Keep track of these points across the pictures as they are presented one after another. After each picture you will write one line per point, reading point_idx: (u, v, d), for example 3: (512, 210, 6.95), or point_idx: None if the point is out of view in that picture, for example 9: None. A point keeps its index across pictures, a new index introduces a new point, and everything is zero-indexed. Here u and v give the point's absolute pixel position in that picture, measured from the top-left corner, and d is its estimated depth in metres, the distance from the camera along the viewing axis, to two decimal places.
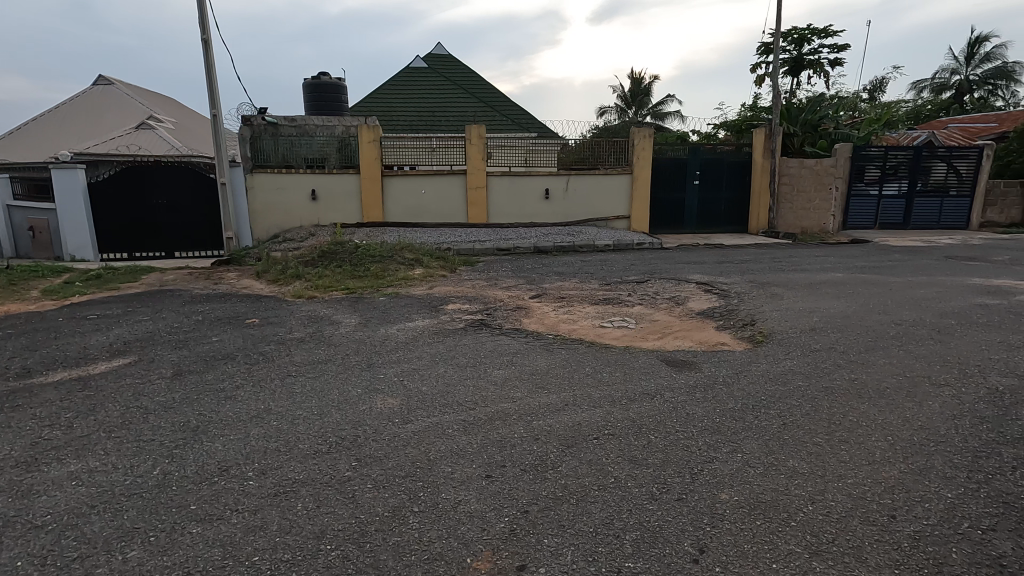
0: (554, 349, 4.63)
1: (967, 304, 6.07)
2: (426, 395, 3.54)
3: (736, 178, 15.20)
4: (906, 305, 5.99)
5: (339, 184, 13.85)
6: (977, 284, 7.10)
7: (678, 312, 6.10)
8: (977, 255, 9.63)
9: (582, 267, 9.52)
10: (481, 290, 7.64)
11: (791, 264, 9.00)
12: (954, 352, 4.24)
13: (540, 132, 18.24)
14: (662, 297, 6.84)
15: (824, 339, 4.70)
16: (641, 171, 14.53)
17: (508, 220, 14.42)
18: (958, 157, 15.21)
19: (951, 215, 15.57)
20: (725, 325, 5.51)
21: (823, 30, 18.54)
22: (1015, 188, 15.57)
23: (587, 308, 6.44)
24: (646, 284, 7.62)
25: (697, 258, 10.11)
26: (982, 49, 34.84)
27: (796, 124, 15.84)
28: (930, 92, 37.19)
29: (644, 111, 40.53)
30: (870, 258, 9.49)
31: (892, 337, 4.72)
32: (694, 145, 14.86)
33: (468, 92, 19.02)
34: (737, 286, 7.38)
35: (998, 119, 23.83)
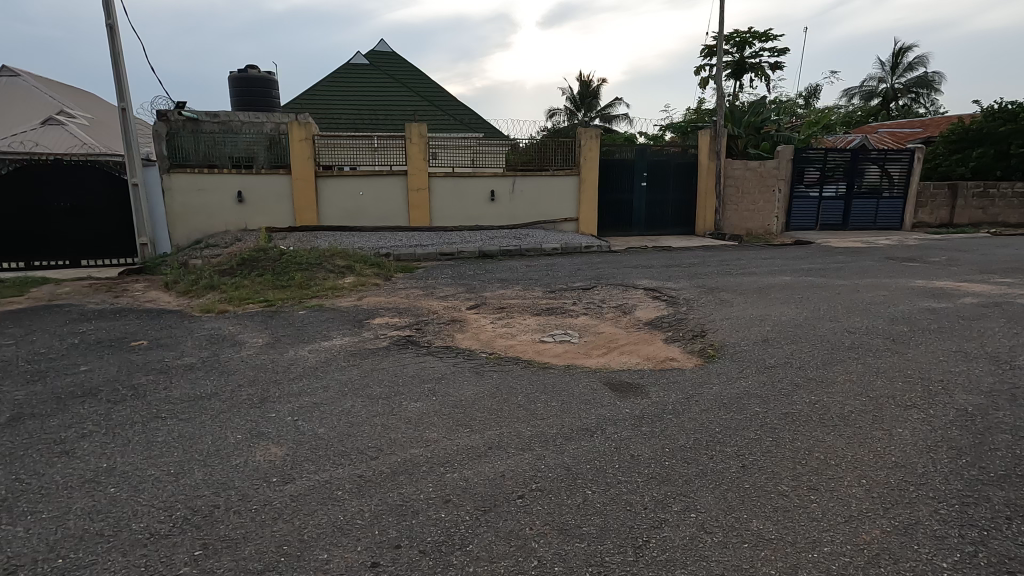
0: (485, 372, 4.06)
1: (916, 308, 5.91)
2: (320, 440, 2.90)
3: (683, 179, 15.10)
4: (856, 310, 5.78)
5: (268, 185, 12.86)
6: (921, 287, 7.03)
7: (624, 323, 5.67)
8: (915, 256, 9.73)
9: (527, 272, 9.02)
10: (414, 301, 7.00)
11: (738, 267, 8.79)
12: (913, 364, 3.95)
13: (486, 132, 17.69)
14: (608, 305, 6.41)
15: (779, 352, 4.35)
16: (588, 172, 14.22)
17: (453, 223, 13.78)
18: (892, 160, 15.68)
19: (886, 216, 16.03)
20: (673, 337, 5.10)
21: (764, 34, 18.81)
22: (943, 190, 16.18)
23: (527, 320, 5.93)
24: (592, 292, 7.19)
25: (645, 261, 9.79)
26: (905, 58, 36.77)
27: (739, 126, 15.94)
28: (859, 99, 38.98)
29: (592, 114, 40.73)
30: (815, 260, 9.41)
31: (848, 348, 4.41)
32: (641, 145, 14.67)
33: (411, 90, 18.26)
34: (686, 292, 7.04)
35: (923, 124, 25.03)
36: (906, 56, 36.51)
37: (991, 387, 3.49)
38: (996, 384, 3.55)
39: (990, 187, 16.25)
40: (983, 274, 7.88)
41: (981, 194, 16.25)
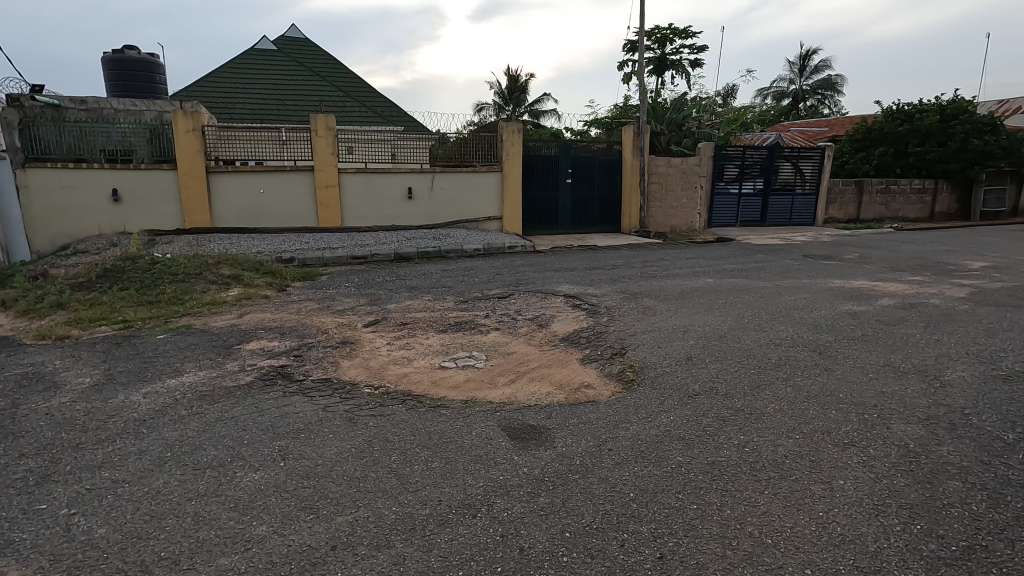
0: (360, 417, 3.29)
1: (836, 312, 5.71)
2: (89, 552, 2.06)
3: (608, 176, 14.84)
4: (780, 317, 5.49)
5: (150, 182, 11.35)
6: (839, 288, 6.92)
7: (539, 339, 5.08)
8: (830, 253, 9.83)
9: (441, 279, 8.28)
10: (305, 317, 6.09)
11: (661, 269, 8.46)
12: (845, 385, 3.58)
13: (406, 126, 16.72)
14: (523, 318, 5.80)
15: (702, 375, 3.88)
16: (511, 168, 13.62)
17: (367, 223, 12.77)
18: (804, 158, 16.15)
19: (800, 212, 16.51)
20: (591, 356, 4.54)
21: (684, 32, 18.95)
22: (851, 187, 16.89)
23: (431, 338, 5.20)
24: (508, 302, 6.57)
25: (568, 263, 9.31)
26: (812, 61, 38.89)
27: (662, 123, 15.87)
28: (772, 99, 40.86)
29: (521, 109, 40.44)
30: (736, 259, 9.30)
31: (775, 366, 4.03)
32: (565, 141, 14.26)
33: (323, 79, 16.98)
34: (608, 299, 6.56)
35: (829, 124, 26.35)
36: (813, 60, 38.64)
37: (927, 413, 3.14)
38: (932, 408, 3.22)
39: (891, 183, 17.13)
40: (893, 272, 7.95)
41: (883, 191, 17.10)
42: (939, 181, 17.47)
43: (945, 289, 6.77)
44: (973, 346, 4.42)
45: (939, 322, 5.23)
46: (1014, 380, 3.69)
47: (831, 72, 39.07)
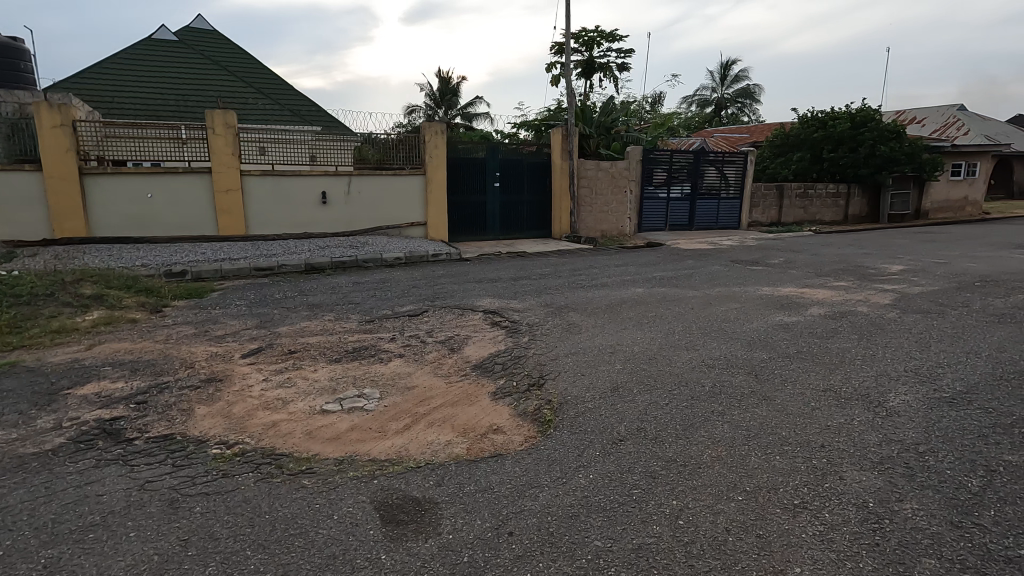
0: (186, 498, 2.47)
1: (768, 324, 5.40)
2: None
3: (537, 180, 14.39)
4: (711, 333, 5.09)
5: (10, 185, 9.79)
6: (769, 296, 6.68)
7: (448, 368, 4.39)
8: (756, 258, 9.76)
9: (350, 294, 7.41)
10: (172, 347, 5.08)
11: (590, 278, 7.98)
12: (785, 419, 3.15)
13: (324, 126, 15.58)
14: (434, 341, 5.10)
15: (630, 411, 3.33)
16: (435, 171, 12.84)
17: (276, 230, 11.62)
18: (728, 162, 16.38)
19: (726, 216, 16.74)
20: (504, 390, 3.90)
21: (612, 35, 18.88)
22: (772, 191, 17.33)
23: (320, 369, 4.39)
24: (419, 321, 5.84)
25: (493, 273, 8.69)
26: (732, 70, 40.56)
27: (591, 126, 15.61)
28: (696, 106, 42.24)
29: (453, 112, 39.73)
30: (666, 265, 9.01)
31: (709, 396, 3.54)
32: (492, 143, 13.69)
33: (231, 74, 15.54)
34: (531, 315, 5.99)
35: (750, 130, 27.31)
36: (733, 69, 40.30)
37: (881, 455, 2.72)
38: (884, 447, 2.81)
39: (809, 188, 17.72)
40: (819, 277, 7.85)
41: (802, 195, 17.66)
42: (851, 186, 18.25)
43: (870, 295, 6.65)
44: (910, 362, 4.15)
45: (871, 333, 4.98)
46: (959, 401, 3.38)
47: (750, 82, 40.89)
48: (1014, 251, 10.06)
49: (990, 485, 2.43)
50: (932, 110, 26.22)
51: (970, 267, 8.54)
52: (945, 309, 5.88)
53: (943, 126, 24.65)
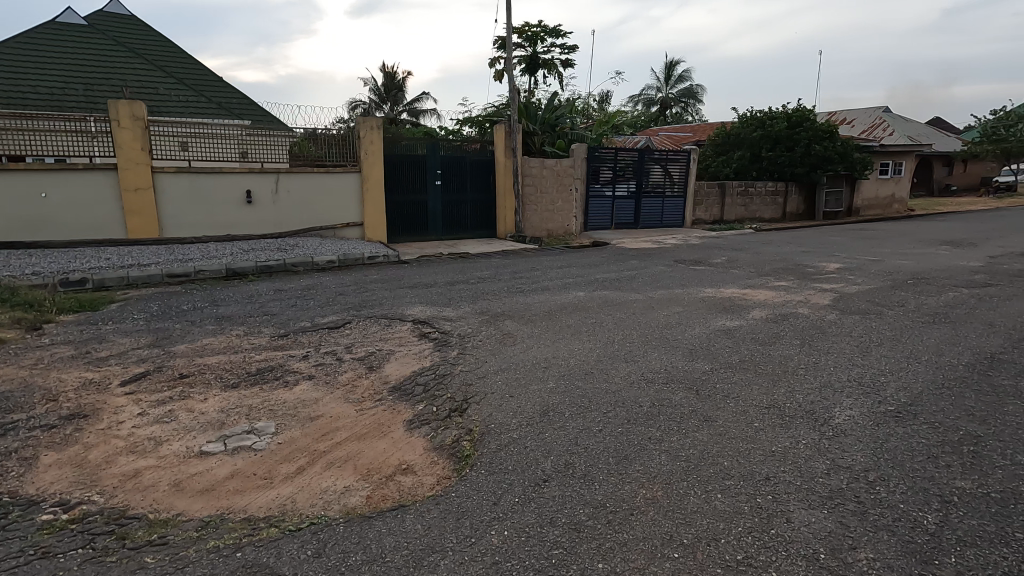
0: None
1: (710, 330, 5.17)
2: None
3: (480, 178, 13.94)
4: (651, 342, 4.79)
5: None
6: (712, 298, 6.51)
7: (362, 390, 3.90)
8: (699, 258, 9.67)
9: (269, 303, 6.75)
10: (39, 373, 4.35)
11: (531, 281, 7.63)
12: (727, 447, 2.84)
13: (253, 120, 14.57)
14: (352, 358, 4.58)
15: (559, 441, 2.95)
16: (372, 169, 12.18)
17: (195, 232, 10.69)
18: (672, 160, 16.43)
19: (670, 214, 16.81)
20: (422, 418, 3.45)
21: (556, 31, 18.64)
22: (714, 189, 17.54)
23: (210, 397, 3.80)
24: (339, 334, 5.29)
25: (429, 278, 8.19)
26: (676, 71, 41.38)
27: (535, 122, 15.28)
28: (642, 105, 42.84)
29: (399, 108, 38.74)
30: (609, 267, 8.77)
31: (647, 418, 3.21)
32: (432, 140, 13.14)
33: (149, 63, 14.31)
34: (463, 324, 5.55)
35: (693, 129, 27.75)
36: (676, 70, 41.10)
37: (832, 488, 2.44)
38: (834, 477, 2.53)
39: (749, 186, 18.06)
40: (760, 277, 7.79)
41: (743, 193, 17.96)
42: (789, 184, 18.72)
43: (809, 295, 6.59)
44: (852, 370, 3.96)
45: (813, 338, 4.81)
46: (904, 415, 3.19)
47: (692, 82, 41.81)
48: (940, 248, 10.41)
49: (947, 522, 2.18)
50: (861, 111, 27.44)
51: (902, 264, 8.70)
52: (882, 310, 5.83)
53: (871, 127, 25.79)
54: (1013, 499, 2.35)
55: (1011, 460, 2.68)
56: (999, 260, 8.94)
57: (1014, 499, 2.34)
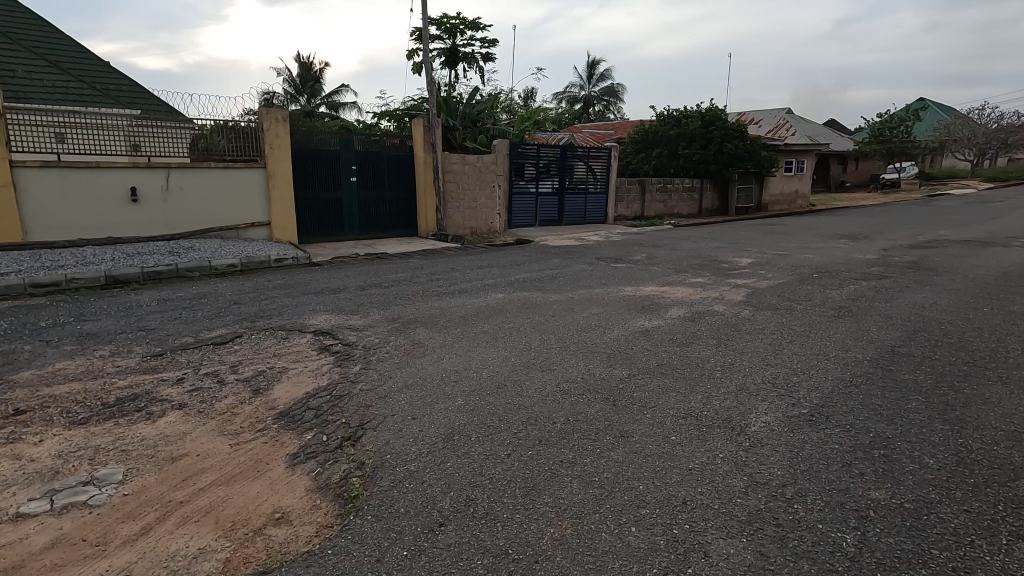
0: None
1: (629, 332, 5.03)
2: None
3: (399, 174, 13.36)
4: (569, 347, 4.56)
5: None
6: (632, 297, 6.42)
7: (242, 420, 3.38)
8: (621, 255, 9.67)
9: (149, 315, 5.96)
10: None
11: (448, 283, 7.25)
12: (643, 468, 2.62)
13: (143, 109, 13.15)
14: (236, 380, 4.03)
15: (461, 472, 2.62)
16: (278, 164, 11.27)
17: (68, 235, 9.43)
18: (594, 157, 16.54)
19: (593, 210, 16.93)
20: (309, 450, 3.00)
21: (476, 24, 18.24)
22: (635, 186, 17.87)
23: (48, 439, 3.15)
24: (225, 351, 4.68)
25: (339, 282, 7.61)
26: (597, 70, 42.21)
27: (455, 117, 14.83)
28: (566, 103, 43.42)
29: (316, 100, 36.96)
30: (531, 266, 8.56)
31: (560, 438, 2.94)
32: (345, 133, 12.43)
33: (12, 42, 12.54)
34: (370, 334, 5.09)
35: (614, 127, 28.29)
36: (598, 69, 41.92)
37: (752, 510, 2.27)
38: (755, 496, 2.37)
39: (667, 183, 18.55)
40: (678, 274, 7.84)
41: (662, 189, 18.43)
42: (703, 181, 19.42)
43: (724, 291, 6.67)
44: (767, 370, 3.91)
45: (728, 337, 4.78)
46: (818, 419, 3.12)
47: (613, 81, 42.81)
48: (840, 242, 11.02)
49: (865, 543, 2.06)
50: (767, 112, 29.11)
51: (807, 258, 9.10)
52: (792, 305, 5.95)
53: (776, 127, 27.38)
54: (926, 509, 2.27)
55: (919, 463, 2.64)
56: (891, 253, 9.56)
57: (926, 509, 2.27)
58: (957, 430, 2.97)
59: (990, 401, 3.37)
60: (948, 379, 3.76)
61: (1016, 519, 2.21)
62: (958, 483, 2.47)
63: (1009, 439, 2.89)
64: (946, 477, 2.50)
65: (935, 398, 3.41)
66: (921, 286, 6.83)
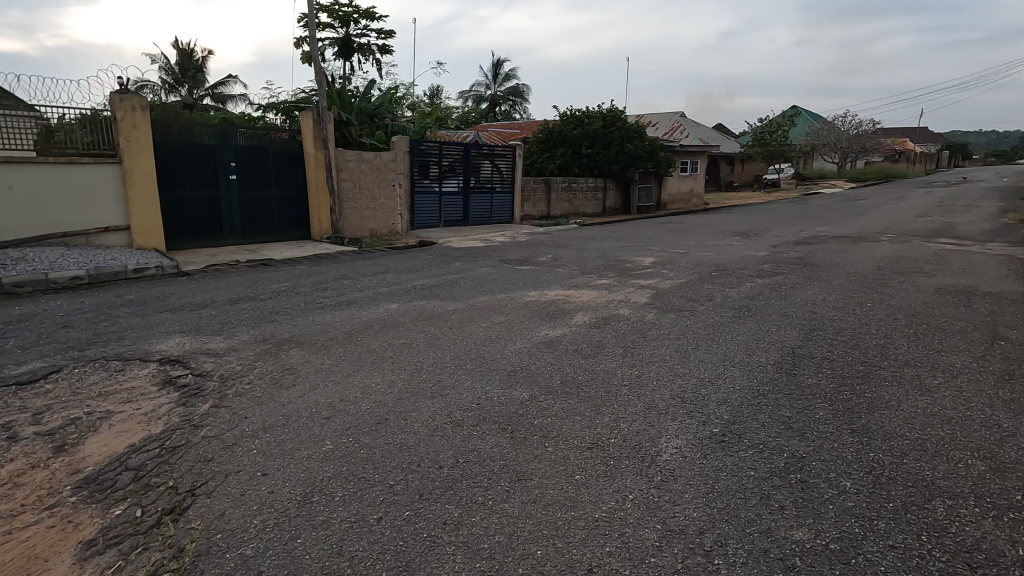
0: None
1: (532, 343, 4.63)
2: None
3: (286, 172, 12.19)
4: (464, 366, 4.07)
5: None
6: (536, 302, 6.05)
7: (25, 495, 2.55)
8: (526, 256, 9.33)
9: None
10: None
11: (336, 294, 6.50)
12: (542, 523, 2.19)
13: None
14: (35, 434, 3.12)
15: (314, 553, 2.04)
16: (137, 159, 9.75)
17: None
18: (498, 155, 16.19)
19: (499, 210, 16.59)
20: (114, 532, 2.27)
21: (371, 13, 17.23)
22: (540, 185, 17.75)
23: None
24: (31, 393, 3.69)
25: (206, 295, 6.59)
26: (502, 69, 42.13)
27: (350, 111, 13.84)
28: (472, 102, 42.94)
29: (199, 91, 33.74)
30: (431, 270, 7.97)
31: (446, 489, 2.44)
32: (221, 126, 11.09)
33: None
34: (231, 360, 4.29)
35: (520, 125, 28.21)
36: (503, 68, 41.83)
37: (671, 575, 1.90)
38: (672, 552, 2.01)
39: (572, 182, 18.64)
40: (583, 275, 7.62)
41: (567, 189, 18.49)
42: (607, 180, 19.74)
43: (629, 293, 6.50)
44: (675, 383, 3.64)
45: (634, 345, 4.51)
46: (730, 440, 2.86)
47: (519, 81, 42.95)
48: (734, 240, 11.43)
49: None
50: (663, 115, 30.41)
51: (705, 256, 9.28)
52: (695, 306, 5.85)
53: (672, 129, 28.63)
54: (853, 550, 2.02)
55: (837, 487, 2.43)
56: (780, 250, 9.99)
57: (854, 549, 2.03)
58: (866, 443, 2.83)
59: (891, 404, 3.30)
60: (848, 381, 3.68)
61: (941, 553, 2.01)
62: (880, 509, 2.27)
63: (916, 449, 2.77)
64: (866, 504, 2.30)
65: (841, 405, 3.29)
66: (810, 282, 7.07)
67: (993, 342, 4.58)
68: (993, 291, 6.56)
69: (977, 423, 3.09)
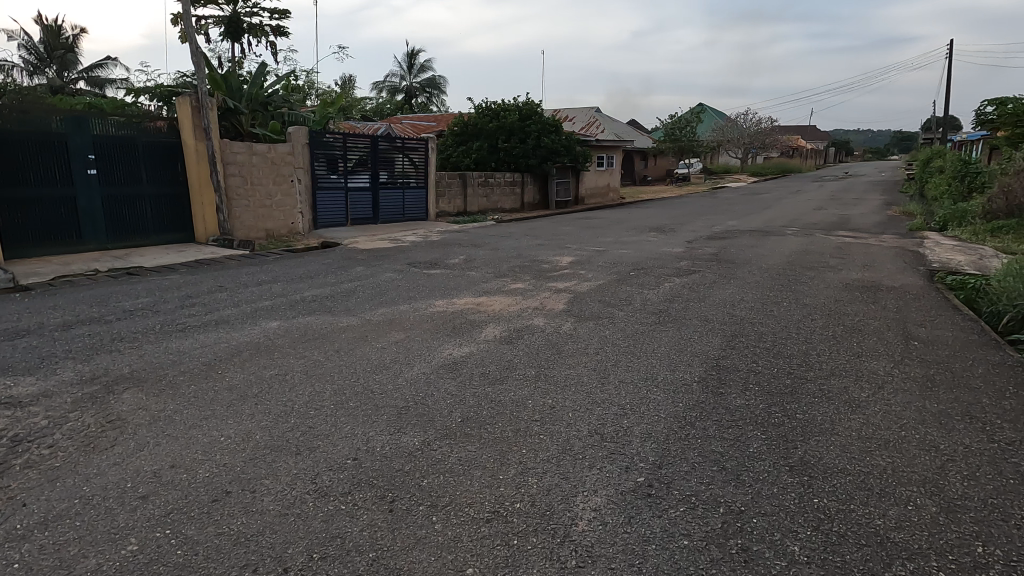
0: None
1: (434, 366, 3.98)
2: None
3: (162, 166, 10.67)
4: (345, 404, 3.35)
5: None
6: (443, 313, 5.41)
7: None
8: (437, 258, 8.65)
9: None
10: None
11: (206, 310, 5.51)
12: None
13: None
14: None
15: None
16: None
17: None
18: (409, 149, 15.26)
19: (411, 207, 15.68)
20: None
21: None
22: (455, 180, 17.02)
23: None
24: None
25: (38, 316, 5.38)
26: (417, 61, 40.79)
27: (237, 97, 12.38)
28: (386, 93, 41.24)
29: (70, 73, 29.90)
30: (327, 277, 7.09)
31: None
32: (75, 112, 9.45)
33: None
34: (36, 411, 3.30)
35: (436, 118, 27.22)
36: (418, 58, 40.51)
37: None
38: None
39: (489, 176, 18.06)
40: (497, 279, 7.06)
41: (483, 183, 17.88)
42: (524, 175, 19.33)
43: (545, 298, 6.02)
44: (594, 414, 3.13)
45: (548, 364, 3.99)
46: (658, 493, 2.37)
47: (435, 73, 41.78)
48: (650, 236, 11.34)
49: None
50: (579, 110, 30.56)
51: (623, 254, 9.03)
52: (613, 311, 5.45)
53: (588, 124, 28.80)
54: None
55: (784, 556, 1.99)
56: (694, 245, 9.96)
57: None
58: (808, 484, 2.44)
59: (825, 428, 2.97)
60: (778, 400, 3.34)
61: None
62: None
63: (860, 488, 2.42)
64: None
65: (774, 432, 2.92)
66: (726, 281, 6.90)
67: (907, 343, 4.48)
68: (895, 285, 6.70)
69: (914, 446, 2.81)
